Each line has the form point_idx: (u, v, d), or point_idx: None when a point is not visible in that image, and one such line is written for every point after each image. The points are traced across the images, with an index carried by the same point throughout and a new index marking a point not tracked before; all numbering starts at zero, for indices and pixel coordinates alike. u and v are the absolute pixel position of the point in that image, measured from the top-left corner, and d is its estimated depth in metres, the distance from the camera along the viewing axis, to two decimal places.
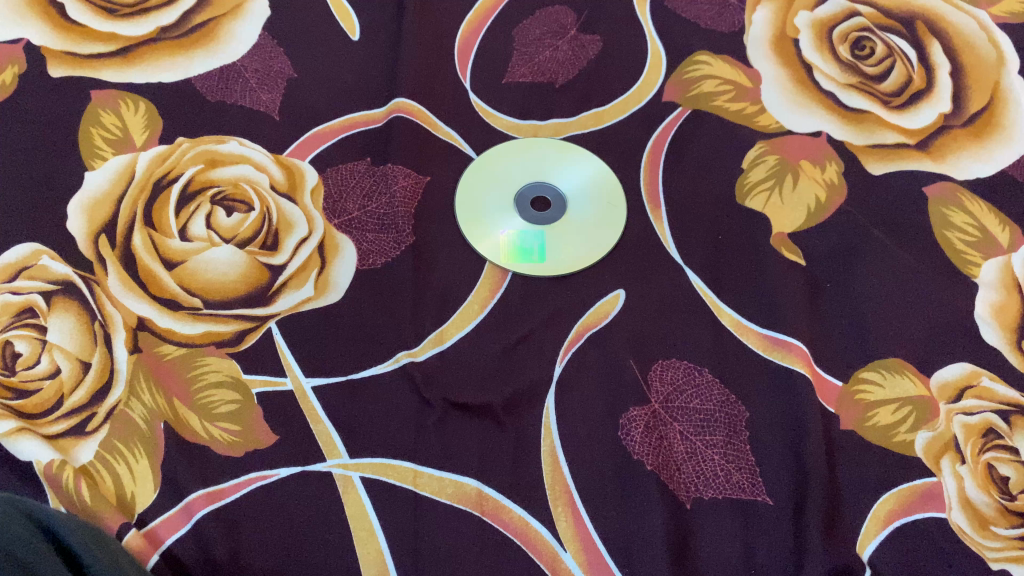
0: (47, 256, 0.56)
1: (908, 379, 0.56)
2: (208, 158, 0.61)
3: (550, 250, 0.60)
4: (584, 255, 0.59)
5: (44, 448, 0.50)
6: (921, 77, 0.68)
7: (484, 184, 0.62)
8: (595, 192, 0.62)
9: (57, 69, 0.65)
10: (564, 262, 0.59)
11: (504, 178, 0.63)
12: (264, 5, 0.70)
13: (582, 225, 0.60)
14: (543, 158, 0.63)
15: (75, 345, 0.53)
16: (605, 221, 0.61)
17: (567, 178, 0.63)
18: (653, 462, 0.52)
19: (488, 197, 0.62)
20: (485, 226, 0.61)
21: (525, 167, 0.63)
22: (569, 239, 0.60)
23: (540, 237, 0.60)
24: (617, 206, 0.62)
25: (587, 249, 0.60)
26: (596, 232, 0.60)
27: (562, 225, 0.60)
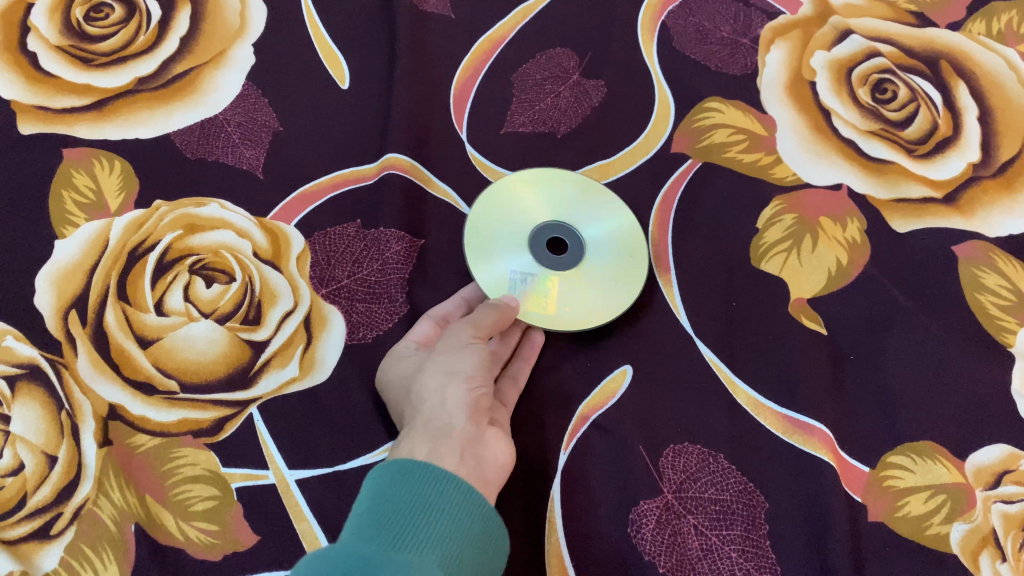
0: (10, 336, 0.52)
1: (940, 465, 0.51)
2: (187, 222, 0.57)
3: (569, 302, 0.56)
4: (605, 307, 0.56)
5: (3, 558, 0.46)
6: (948, 122, 0.64)
7: (496, 219, 0.58)
8: (615, 239, 0.58)
9: (28, 125, 0.62)
10: (585, 314, 0.55)
11: (516, 217, 0.59)
12: (249, 52, 0.66)
13: (602, 275, 0.57)
14: (557, 197, 0.60)
15: (39, 436, 0.49)
16: (627, 272, 0.57)
17: (584, 221, 0.59)
18: (666, 563, 0.48)
19: (500, 237, 0.58)
20: (498, 267, 0.56)
21: (537, 207, 0.59)
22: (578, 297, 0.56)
23: (556, 285, 0.56)
24: (640, 256, 0.57)
25: (609, 300, 0.56)
26: (619, 282, 0.57)
27: (578, 276, 0.57)
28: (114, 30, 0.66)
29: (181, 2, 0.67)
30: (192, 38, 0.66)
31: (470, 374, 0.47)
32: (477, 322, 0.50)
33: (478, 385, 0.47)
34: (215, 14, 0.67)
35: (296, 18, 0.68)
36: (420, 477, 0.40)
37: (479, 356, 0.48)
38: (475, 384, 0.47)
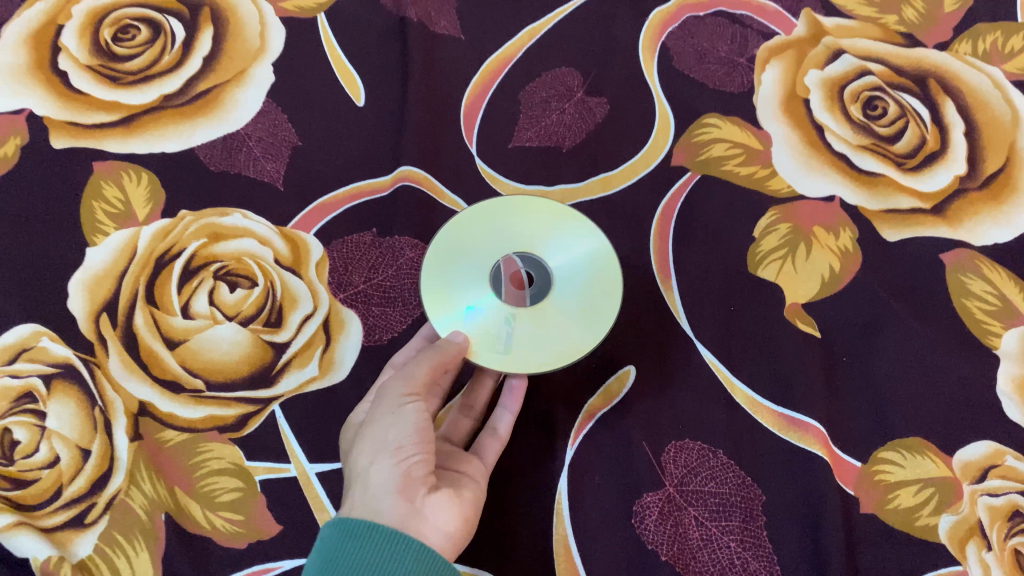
0: (46, 337, 0.55)
1: (929, 459, 0.54)
2: (211, 231, 0.60)
3: (530, 342, 0.52)
4: (570, 348, 0.52)
5: (41, 544, 0.48)
6: (935, 137, 0.67)
7: (458, 249, 0.55)
8: (587, 269, 0.55)
9: (60, 140, 0.65)
10: (548, 356, 0.52)
11: (480, 244, 0.56)
12: (268, 70, 0.69)
13: (569, 311, 0.54)
14: (529, 220, 0.57)
15: (74, 431, 0.52)
16: (597, 306, 0.54)
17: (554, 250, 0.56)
18: (668, 552, 0.51)
19: (461, 267, 0.55)
20: (456, 302, 0.53)
21: (505, 234, 0.56)
22: (539, 334, 0.53)
23: (518, 322, 0.53)
24: (613, 289, 0.54)
25: (575, 339, 0.53)
26: (587, 319, 0.53)
27: (543, 313, 0.54)
28: (141, 50, 0.69)
29: (203, 24, 0.70)
30: (214, 58, 0.69)
31: (408, 437, 0.46)
32: (409, 375, 0.48)
33: (419, 445, 0.46)
34: (236, 35, 0.70)
35: (311, 37, 0.71)
36: (363, 535, 0.41)
37: (419, 414, 0.47)
38: (415, 445, 0.45)
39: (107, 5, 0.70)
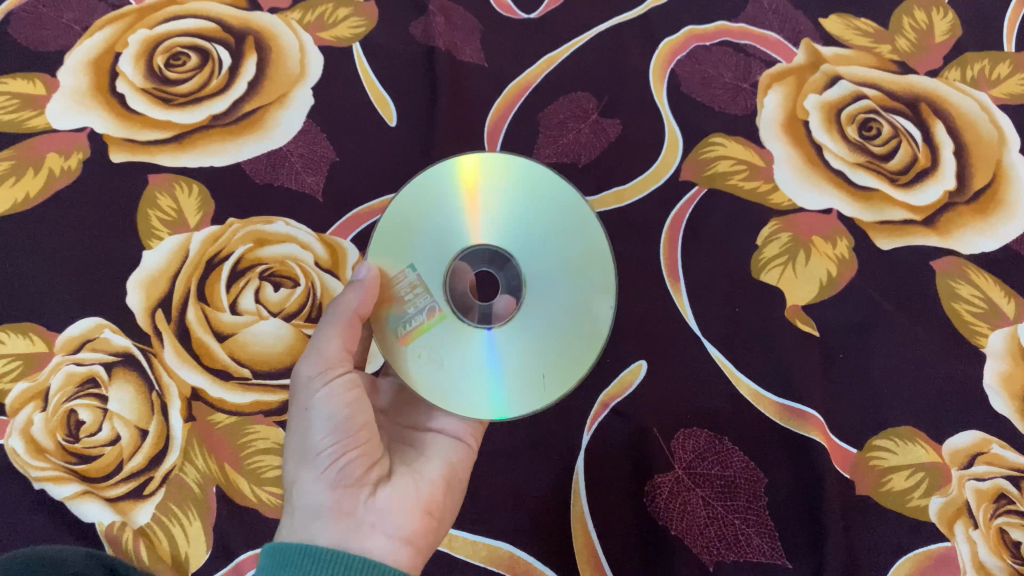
0: (108, 329, 0.61)
1: (919, 446, 0.59)
2: (257, 237, 0.66)
3: (433, 358, 0.51)
4: (448, 390, 0.51)
5: (106, 511, 0.55)
6: (927, 155, 0.70)
7: (460, 212, 0.54)
8: (545, 338, 0.53)
9: (119, 155, 0.70)
10: (424, 381, 0.50)
11: (489, 216, 0.54)
12: (309, 94, 0.74)
13: (486, 355, 0.52)
14: (562, 235, 0.54)
15: (133, 413, 0.57)
16: (514, 382, 0.52)
17: (542, 294, 0.54)
18: (678, 527, 0.56)
19: (445, 232, 0.54)
20: (407, 246, 0.53)
21: (520, 231, 0.55)
22: (446, 355, 0.52)
23: (437, 319, 0.52)
24: (552, 381, 0.52)
25: (461, 383, 0.51)
26: (499, 381, 0.52)
27: (467, 343, 0.52)
28: (191, 74, 0.73)
29: (248, 51, 0.74)
30: (258, 82, 0.73)
31: (333, 426, 0.47)
32: (323, 354, 0.48)
33: (350, 442, 0.47)
34: (278, 62, 0.74)
35: (341, 58, 0.76)
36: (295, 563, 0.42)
37: (341, 399, 0.47)
38: (346, 443, 0.47)
39: (160, 33, 0.74)
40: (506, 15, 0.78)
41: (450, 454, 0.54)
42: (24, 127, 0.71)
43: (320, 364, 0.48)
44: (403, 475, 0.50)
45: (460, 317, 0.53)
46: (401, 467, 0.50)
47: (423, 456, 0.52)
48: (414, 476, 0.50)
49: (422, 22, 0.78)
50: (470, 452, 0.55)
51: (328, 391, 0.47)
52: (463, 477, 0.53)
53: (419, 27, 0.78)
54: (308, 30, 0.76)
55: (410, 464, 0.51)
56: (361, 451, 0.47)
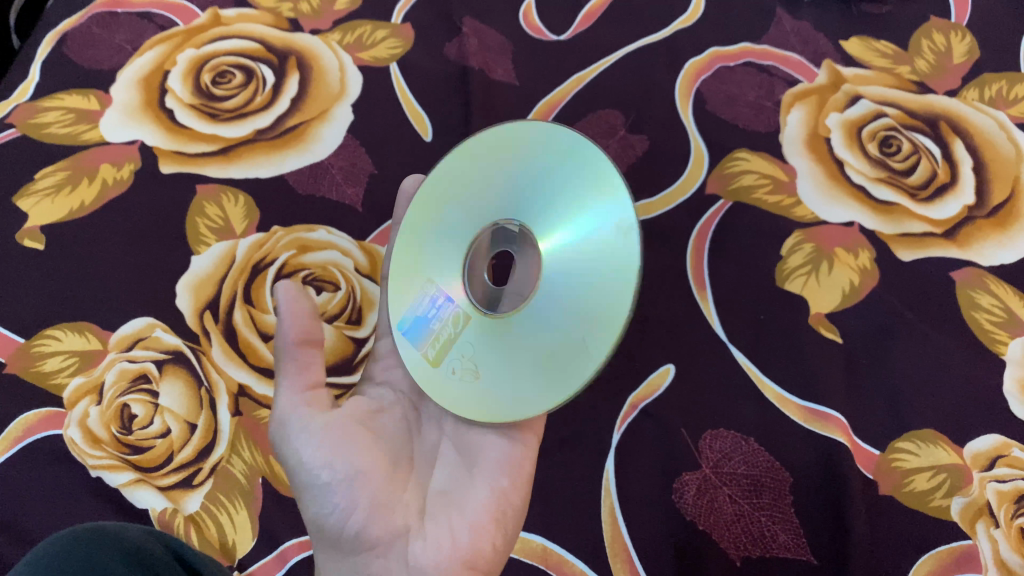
0: (159, 329, 0.64)
1: (941, 448, 0.61)
2: (300, 244, 0.69)
3: (460, 373, 0.49)
4: (468, 397, 0.48)
5: (158, 497, 0.58)
6: (946, 171, 0.73)
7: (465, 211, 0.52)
8: (578, 296, 0.44)
9: (168, 166, 0.72)
10: (447, 393, 0.49)
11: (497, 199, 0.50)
12: (349, 110, 0.76)
13: (519, 347, 0.47)
14: (570, 182, 0.46)
15: (183, 408, 0.61)
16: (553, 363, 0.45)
17: (563, 249, 0.45)
18: (705, 522, 0.58)
19: (454, 241, 0.52)
20: (420, 272, 0.52)
21: (534, 195, 0.48)
22: (476, 363, 0.48)
23: (462, 325, 0.50)
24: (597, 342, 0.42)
25: (483, 387, 0.48)
26: (522, 374, 0.46)
27: (495, 339, 0.48)
28: (236, 91, 0.75)
29: (291, 70, 0.77)
30: (300, 98, 0.76)
31: (332, 483, 0.47)
32: (290, 408, 0.49)
33: (362, 496, 0.47)
34: (319, 80, 0.77)
35: (379, 74, 0.79)
36: None
37: (322, 451, 0.47)
38: (359, 498, 0.47)
39: (207, 52, 0.77)
40: (535, 36, 0.81)
41: (498, 472, 0.52)
42: (80, 140, 0.73)
43: (299, 422, 0.48)
44: (439, 512, 0.49)
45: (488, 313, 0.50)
46: (439, 502, 0.50)
47: (469, 482, 0.51)
48: (451, 512, 0.49)
49: (456, 43, 0.81)
50: (531, 454, 0.54)
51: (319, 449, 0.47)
52: (515, 497, 0.52)
53: (453, 48, 0.81)
54: (348, 50, 0.79)
55: (450, 497, 0.50)
56: (381, 500, 0.48)
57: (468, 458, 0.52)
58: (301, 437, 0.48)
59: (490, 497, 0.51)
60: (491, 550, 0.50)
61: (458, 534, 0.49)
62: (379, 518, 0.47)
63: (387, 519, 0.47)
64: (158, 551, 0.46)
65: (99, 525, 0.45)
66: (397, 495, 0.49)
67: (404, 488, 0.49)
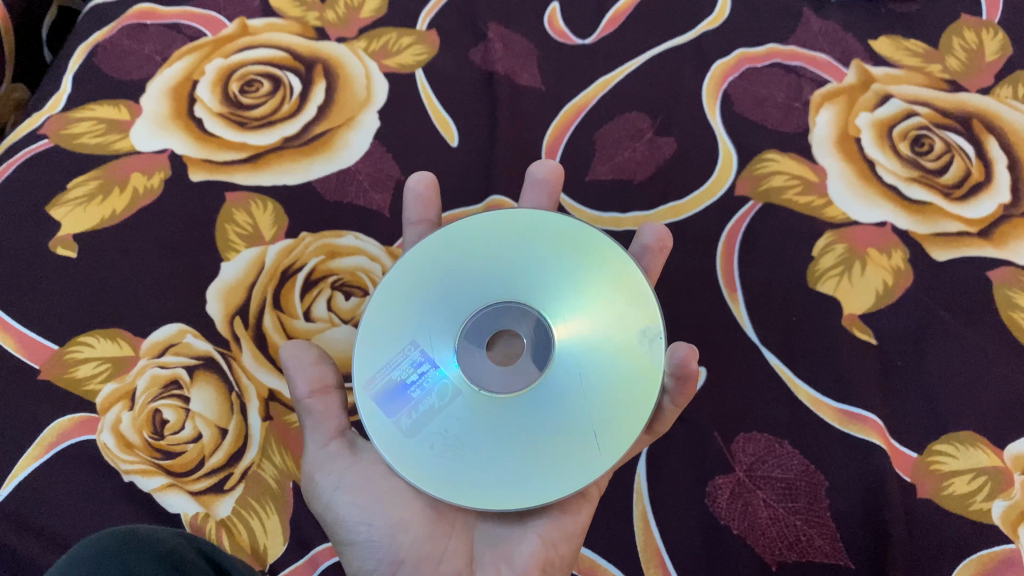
0: (190, 334, 0.65)
1: (981, 450, 0.60)
2: (329, 249, 0.69)
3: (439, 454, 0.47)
4: (451, 470, 0.47)
5: (190, 502, 0.59)
6: (980, 170, 0.71)
7: (466, 280, 0.52)
8: (588, 386, 0.48)
9: (198, 174, 0.73)
10: (417, 462, 0.47)
11: (511, 285, 0.52)
12: (375, 117, 0.77)
13: (515, 432, 0.47)
14: (594, 288, 0.50)
15: (214, 413, 0.62)
16: (545, 451, 0.47)
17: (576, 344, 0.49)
18: (739, 527, 0.58)
19: (439, 312, 0.51)
20: (397, 335, 0.51)
21: (549, 292, 0.51)
22: (463, 446, 0.47)
23: (449, 400, 0.49)
24: (607, 441, 0.46)
25: (465, 467, 0.47)
26: (514, 465, 0.46)
27: (487, 422, 0.48)
28: (264, 100, 0.76)
29: (317, 78, 0.78)
30: (327, 105, 0.76)
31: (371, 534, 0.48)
32: (320, 458, 0.50)
33: (402, 547, 0.48)
34: (346, 88, 0.78)
35: (404, 80, 0.79)
36: None
37: (357, 501, 0.48)
38: (400, 549, 0.48)
39: (235, 61, 0.78)
40: (560, 41, 0.81)
41: (550, 523, 0.52)
42: (111, 150, 0.74)
43: (331, 474, 0.49)
44: (488, 560, 0.50)
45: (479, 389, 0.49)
46: (487, 547, 0.50)
47: (520, 530, 0.51)
48: (500, 560, 0.50)
49: (481, 49, 0.81)
50: (588, 505, 0.54)
51: (355, 502, 0.48)
52: (566, 546, 0.52)
53: (478, 53, 0.80)
54: (373, 58, 0.79)
55: (499, 544, 0.50)
56: (425, 551, 0.49)
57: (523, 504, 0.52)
58: (334, 492, 0.49)
59: (541, 537, 0.51)
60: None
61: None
62: (424, 567, 0.48)
63: (432, 568, 0.48)
64: (190, 555, 0.46)
65: (129, 527, 0.45)
66: (443, 544, 0.50)
67: (450, 535, 0.50)
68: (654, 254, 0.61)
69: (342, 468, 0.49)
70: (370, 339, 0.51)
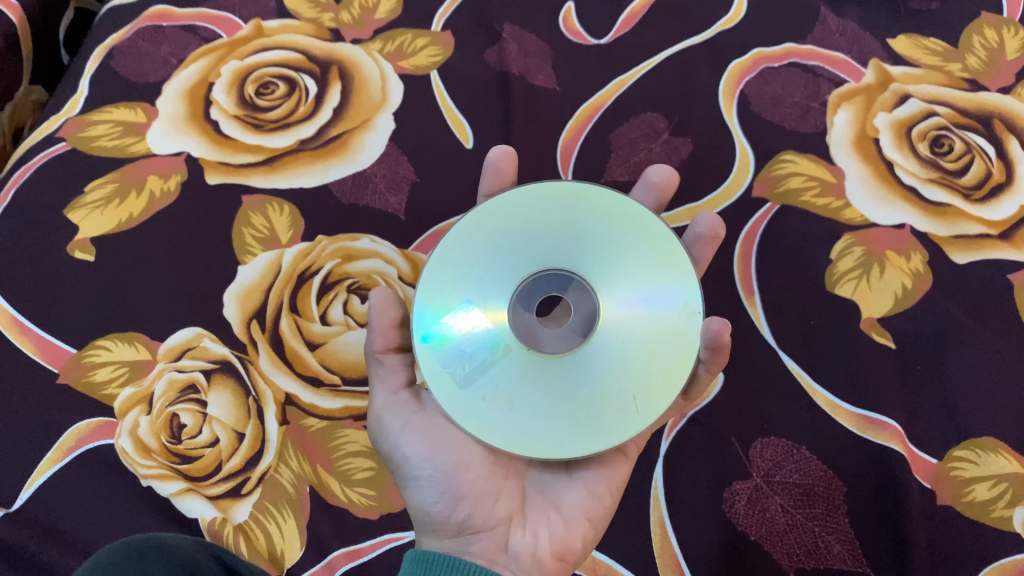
0: (207, 338, 0.65)
1: (1002, 457, 0.60)
2: (345, 253, 0.69)
3: (491, 406, 0.47)
4: (502, 422, 0.46)
5: (208, 507, 0.59)
6: (1001, 171, 0.71)
7: (520, 232, 0.51)
8: (630, 353, 0.48)
9: (214, 177, 0.73)
10: (469, 412, 0.47)
11: (570, 248, 0.51)
12: (391, 119, 0.76)
13: (562, 390, 0.48)
14: (642, 260, 0.49)
15: (231, 417, 0.62)
16: (584, 416, 0.47)
17: (624, 315, 0.49)
18: (757, 533, 0.58)
19: (494, 262, 0.50)
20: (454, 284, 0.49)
21: (606, 260, 0.50)
22: (515, 400, 0.47)
23: (501, 355, 0.48)
24: (647, 405, 0.46)
25: (516, 419, 0.47)
26: (562, 423, 0.47)
27: (536, 378, 0.48)
28: (280, 102, 0.76)
29: (333, 80, 0.77)
30: (343, 107, 0.76)
31: (434, 473, 0.49)
32: (390, 404, 0.51)
33: (463, 485, 0.49)
34: (361, 89, 0.77)
35: (419, 82, 0.79)
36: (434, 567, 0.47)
37: (424, 442, 0.49)
38: (462, 488, 0.49)
39: (251, 63, 0.78)
40: (575, 41, 0.81)
41: (596, 477, 0.53)
42: (128, 152, 0.74)
43: (397, 416, 0.50)
44: (537, 505, 0.52)
45: (530, 349, 0.49)
46: (535, 493, 0.52)
47: (566, 480, 0.53)
48: (549, 507, 0.52)
49: (496, 50, 0.80)
50: (628, 462, 0.56)
51: (420, 443, 0.49)
52: (609, 500, 0.53)
53: (493, 54, 0.80)
54: (389, 59, 0.79)
55: (547, 491, 0.52)
56: (482, 493, 0.50)
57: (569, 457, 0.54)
58: (400, 432, 0.49)
59: (589, 485, 0.53)
60: (582, 543, 0.52)
61: (555, 529, 0.51)
62: (482, 507, 0.49)
63: (489, 508, 0.50)
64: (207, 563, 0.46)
65: (135, 535, 0.45)
66: (499, 486, 0.51)
67: (507, 477, 0.51)
68: (706, 243, 0.59)
69: (409, 412, 0.50)
70: (428, 283, 0.49)
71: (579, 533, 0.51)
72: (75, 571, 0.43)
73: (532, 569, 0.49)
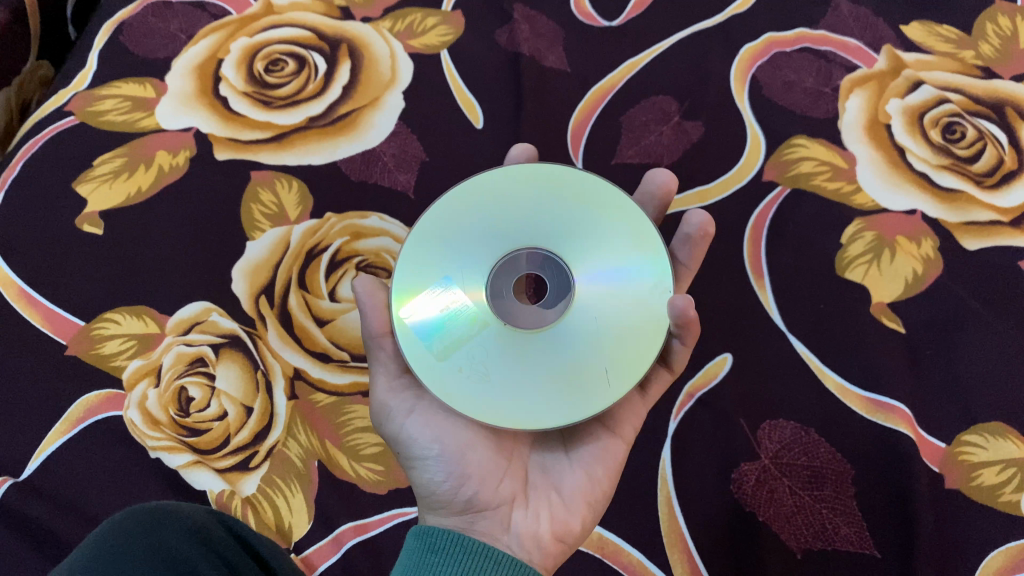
0: (215, 312, 0.65)
1: (1011, 442, 0.60)
2: (354, 230, 0.69)
3: (470, 380, 0.47)
4: (481, 395, 0.46)
5: (215, 479, 0.59)
6: (1013, 158, 0.70)
7: (496, 209, 0.51)
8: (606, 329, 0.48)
9: (223, 153, 0.73)
10: (448, 385, 0.46)
11: (545, 225, 0.50)
12: (400, 98, 0.76)
13: (538, 364, 0.47)
14: (614, 240, 0.49)
15: (239, 391, 0.62)
16: (562, 387, 0.47)
17: (600, 290, 0.49)
18: (765, 513, 0.58)
19: (470, 239, 0.50)
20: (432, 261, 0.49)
21: (584, 239, 0.50)
22: (493, 374, 0.47)
23: (479, 329, 0.48)
24: (620, 378, 0.47)
25: (493, 392, 0.46)
26: (539, 397, 0.47)
27: (513, 352, 0.48)
28: (289, 79, 0.75)
29: (342, 58, 0.77)
30: (352, 85, 0.76)
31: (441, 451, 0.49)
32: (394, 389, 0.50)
33: (470, 464, 0.49)
34: (371, 68, 0.77)
35: (429, 61, 0.78)
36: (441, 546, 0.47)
37: (433, 421, 0.49)
38: (469, 466, 0.49)
39: (260, 40, 0.77)
40: (587, 23, 0.80)
41: (596, 462, 0.53)
42: (137, 127, 0.74)
43: (405, 396, 0.50)
44: (538, 486, 0.52)
45: (507, 324, 0.48)
46: (537, 474, 0.52)
47: (565, 462, 0.53)
48: (549, 488, 0.51)
49: (506, 30, 0.80)
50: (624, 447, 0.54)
51: (428, 421, 0.49)
52: (608, 483, 0.53)
53: (504, 34, 0.80)
54: (398, 38, 0.79)
55: (549, 473, 0.52)
56: (487, 472, 0.50)
57: (569, 439, 0.53)
58: (409, 410, 0.49)
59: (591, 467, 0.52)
60: (583, 525, 0.52)
61: (556, 510, 0.51)
62: (487, 485, 0.49)
63: (494, 486, 0.50)
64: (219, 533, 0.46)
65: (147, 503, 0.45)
66: (503, 465, 0.51)
67: (510, 457, 0.51)
68: (696, 243, 0.55)
69: (417, 393, 0.50)
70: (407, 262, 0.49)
71: (579, 517, 0.51)
72: (86, 539, 0.42)
73: (533, 549, 0.49)
